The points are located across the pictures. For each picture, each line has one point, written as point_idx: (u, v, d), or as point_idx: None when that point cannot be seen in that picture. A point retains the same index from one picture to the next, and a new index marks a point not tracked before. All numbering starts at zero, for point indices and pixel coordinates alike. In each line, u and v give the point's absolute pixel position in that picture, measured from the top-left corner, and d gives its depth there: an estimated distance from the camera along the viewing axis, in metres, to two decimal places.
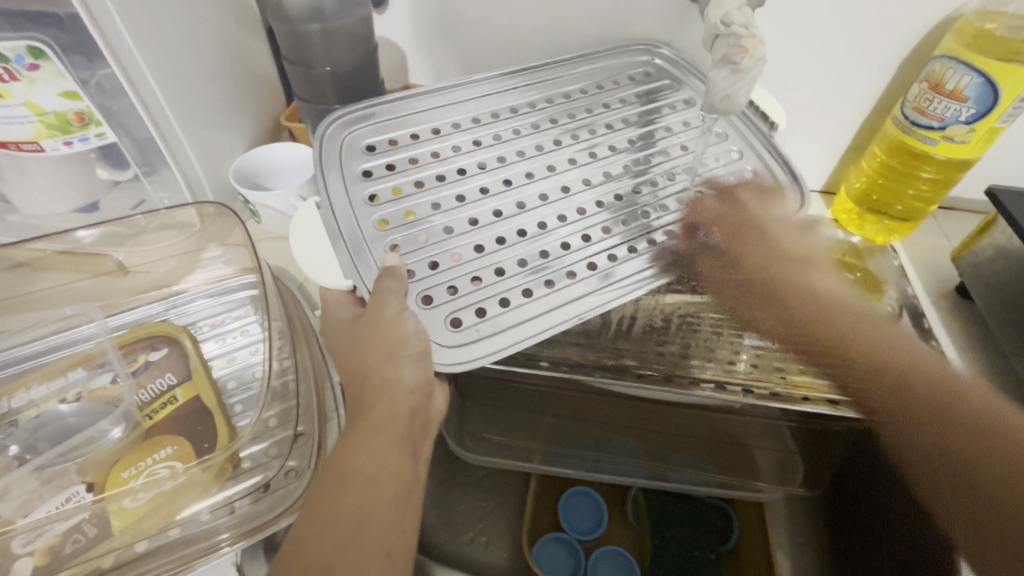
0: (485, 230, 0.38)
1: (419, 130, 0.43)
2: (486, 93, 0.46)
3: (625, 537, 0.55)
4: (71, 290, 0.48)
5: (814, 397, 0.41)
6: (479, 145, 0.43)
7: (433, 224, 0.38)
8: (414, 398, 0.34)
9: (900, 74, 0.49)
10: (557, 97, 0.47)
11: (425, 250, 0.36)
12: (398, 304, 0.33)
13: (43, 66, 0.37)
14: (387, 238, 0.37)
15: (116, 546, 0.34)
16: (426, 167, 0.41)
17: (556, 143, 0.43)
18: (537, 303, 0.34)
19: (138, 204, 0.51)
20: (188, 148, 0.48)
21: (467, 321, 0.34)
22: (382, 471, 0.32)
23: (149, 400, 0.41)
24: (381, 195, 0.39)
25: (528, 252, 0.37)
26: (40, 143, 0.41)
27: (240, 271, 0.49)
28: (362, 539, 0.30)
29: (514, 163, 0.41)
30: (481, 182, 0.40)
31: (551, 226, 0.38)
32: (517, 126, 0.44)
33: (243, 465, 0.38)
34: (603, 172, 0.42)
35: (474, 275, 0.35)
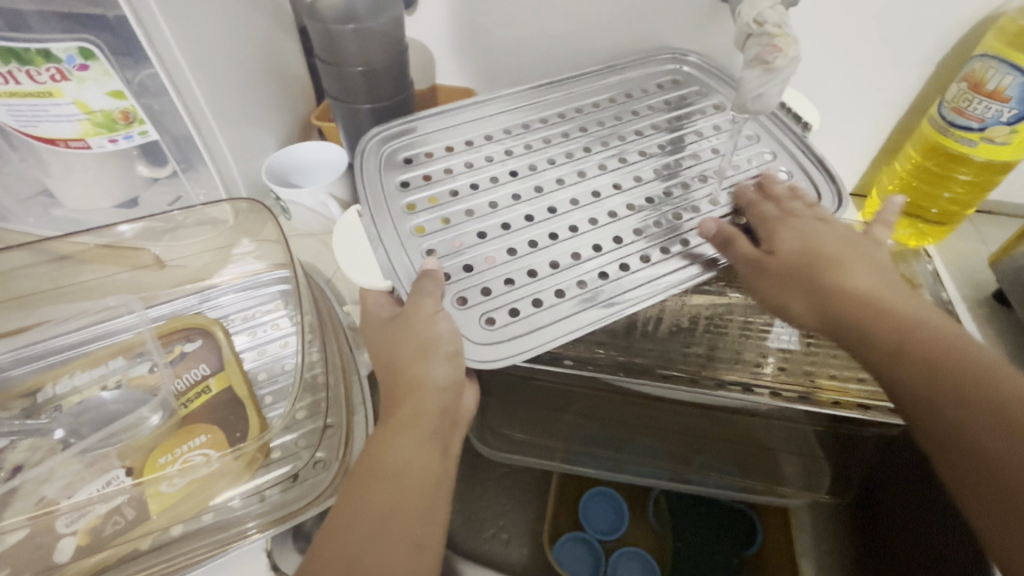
0: (517, 234, 0.38)
1: (453, 142, 0.44)
2: (517, 104, 0.47)
3: (644, 537, 0.54)
4: (112, 282, 0.50)
5: (845, 401, 0.40)
6: (511, 155, 0.43)
7: (468, 230, 0.39)
8: (445, 395, 0.35)
9: (938, 73, 0.48)
10: (587, 107, 0.47)
11: (460, 255, 0.37)
12: (432, 304, 0.34)
13: (93, 66, 0.39)
14: (423, 243, 0.38)
15: (154, 529, 0.35)
16: (459, 176, 0.42)
17: (586, 150, 0.44)
18: (570, 302, 0.35)
19: (174, 200, 0.52)
20: (223, 145, 0.49)
21: (501, 320, 0.35)
22: (412, 466, 0.33)
23: (184, 389, 0.42)
24: (417, 204, 0.40)
25: (560, 254, 0.37)
26: (87, 140, 0.43)
27: (273, 266, 0.50)
28: (390, 534, 0.30)
29: (545, 171, 0.42)
30: (513, 188, 0.41)
31: (582, 230, 0.39)
32: (547, 135, 0.45)
33: (274, 454, 0.39)
34: (635, 176, 0.42)
35: (508, 277, 0.36)
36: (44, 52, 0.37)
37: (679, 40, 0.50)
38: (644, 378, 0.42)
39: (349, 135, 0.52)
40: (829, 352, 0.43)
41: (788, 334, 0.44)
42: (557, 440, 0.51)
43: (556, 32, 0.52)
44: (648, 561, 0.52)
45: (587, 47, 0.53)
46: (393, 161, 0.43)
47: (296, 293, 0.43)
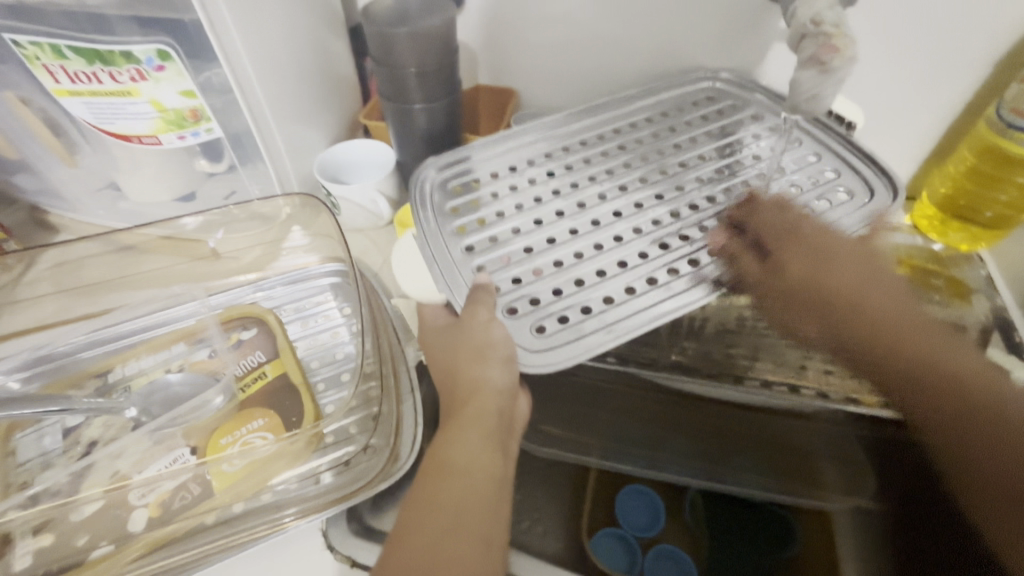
0: (563, 247, 0.39)
1: (497, 168, 0.46)
2: (556, 128, 0.48)
3: (680, 535, 0.54)
4: (172, 271, 0.52)
5: (892, 407, 0.40)
6: (553, 176, 0.45)
7: (515, 246, 0.40)
8: (503, 397, 0.36)
9: (997, 73, 0.47)
10: (624, 127, 0.48)
11: (509, 269, 0.39)
12: (487, 313, 0.36)
13: (168, 67, 0.41)
14: (474, 261, 0.39)
15: (217, 505, 0.38)
16: (504, 200, 0.43)
17: (627, 166, 0.45)
18: (619, 309, 0.36)
19: (230, 194, 0.55)
20: (280, 142, 0.51)
21: (551, 328, 0.36)
22: (479, 464, 0.34)
23: (243, 374, 0.45)
24: (465, 227, 0.41)
25: (606, 262, 0.38)
26: (158, 137, 0.45)
27: (325, 260, 0.52)
28: (464, 530, 0.31)
29: (587, 188, 0.43)
30: (557, 206, 0.42)
31: (628, 239, 0.40)
32: (588, 156, 0.46)
33: (328, 439, 0.41)
34: (677, 188, 0.43)
35: (555, 287, 0.38)
36: (127, 54, 0.40)
37: (730, 38, 0.49)
38: (686, 375, 0.42)
39: (400, 136, 0.53)
40: None
41: None
42: (595, 438, 0.52)
43: (602, 32, 0.52)
44: (682, 558, 0.52)
45: (632, 48, 0.53)
46: (440, 189, 0.44)
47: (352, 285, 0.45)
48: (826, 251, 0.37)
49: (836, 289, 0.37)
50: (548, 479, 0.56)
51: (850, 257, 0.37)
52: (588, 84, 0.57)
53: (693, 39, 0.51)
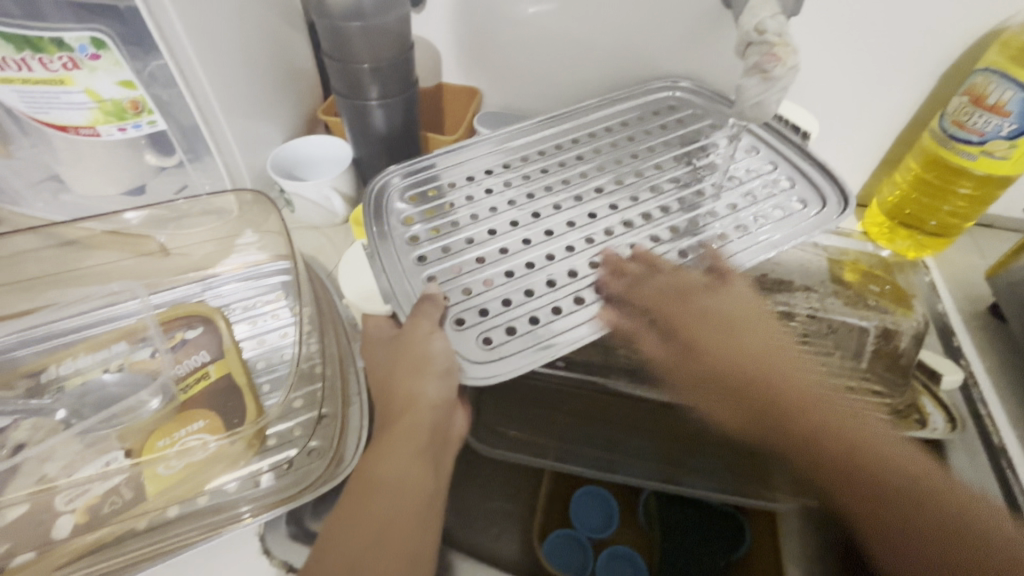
0: (514, 257, 0.39)
1: (454, 177, 0.45)
2: (517, 136, 0.48)
3: (631, 536, 0.56)
4: (118, 268, 0.50)
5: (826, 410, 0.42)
6: (510, 184, 0.44)
7: (467, 256, 0.40)
8: (438, 412, 0.36)
9: (940, 87, 0.48)
10: (584, 137, 0.48)
11: (459, 279, 0.38)
12: (429, 325, 0.35)
13: (103, 56, 0.40)
14: (424, 271, 0.39)
15: (151, 509, 0.36)
16: (458, 210, 0.42)
17: (584, 175, 0.45)
18: (567, 318, 0.36)
19: (180, 189, 0.53)
20: (230, 137, 0.50)
21: (498, 339, 0.36)
22: (407, 481, 0.33)
23: (184, 375, 0.43)
24: (419, 236, 0.41)
25: (557, 273, 0.39)
26: (97, 128, 0.44)
27: (275, 258, 0.50)
28: (389, 547, 0.31)
29: (542, 198, 0.43)
30: (511, 216, 0.42)
31: (579, 250, 0.40)
32: (546, 164, 0.46)
33: (270, 442, 0.40)
34: (632, 198, 0.43)
35: (505, 297, 0.37)
36: (57, 42, 0.38)
37: (687, 44, 0.50)
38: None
39: (356, 132, 0.52)
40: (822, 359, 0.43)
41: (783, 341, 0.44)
42: (551, 438, 0.51)
43: (560, 33, 0.52)
44: (637, 562, 0.52)
45: (591, 52, 0.53)
46: (394, 199, 0.43)
47: (296, 284, 0.44)
48: (709, 314, 0.41)
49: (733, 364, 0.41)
50: (504, 481, 0.56)
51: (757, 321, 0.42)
52: (549, 85, 0.57)
53: (648, 44, 0.51)
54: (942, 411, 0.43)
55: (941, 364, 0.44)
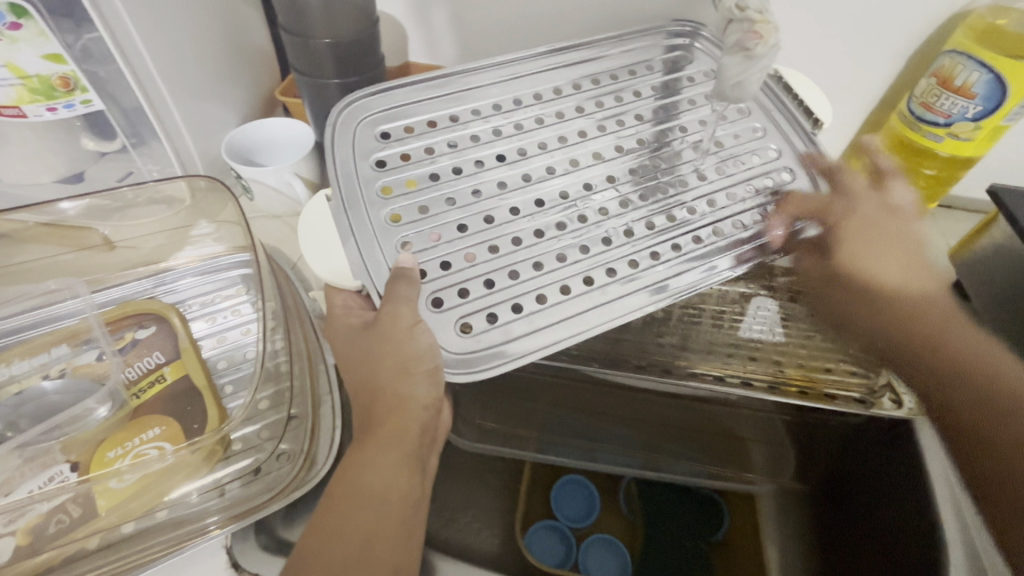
0: (500, 229, 0.35)
1: (437, 117, 0.40)
2: (514, 74, 0.42)
3: (616, 524, 0.55)
4: (55, 263, 0.45)
5: (812, 393, 0.41)
6: (499, 134, 0.39)
7: (447, 221, 0.35)
8: (428, 413, 0.34)
9: (909, 69, 0.49)
10: (584, 83, 0.42)
11: (437, 250, 0.34)
12: (411, 316, 0.31)
13: (26, 25, 0.35)
14: (398, 234, 0.34)
15: (103, 527, 0.33)
16: (441, 158, 0.38)
17: (581, 133, 0.39)
18: (552, 311, 0.32)
19: (125, 176, 0.48)
20: (178, 118, 0.46)
21: (478, 326, 0.32)
22: (392, 487, 0.32)
23: (136, 378, 0.40)
24: (393, 187, 0.36)
25: (545, 254, 0.34)
26: (22, 108, 0.39)
27: (233, 250, 0.47)
28: (369, 556, 0.30)
29: (535, 156, 0.38)
30: (499, 175, 0.37)
31: (571, 228, 0.35)
32: (540, 114, 0.40)
33: (233, 447, 0.37)
34: (631, 168, 0.38)
35: (487, 278, 0.33)
36: None
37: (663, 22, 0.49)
38: (603, 367, 0.42)
39: (316, 113, 0.50)
40: (801, 342, 0.43)
41: (761, 323, 0.44)
42: (533, 429, 0.51)
43: (531, 10, 0.50)
44: (620, 550, 0.53)
45: (565, 29, 0.51)
46: (368, 136, 0.38)
47: (257, 276, 0.41)
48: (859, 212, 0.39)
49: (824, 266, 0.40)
50: (484, 475, 0.55)
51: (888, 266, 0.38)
52: None
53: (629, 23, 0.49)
54: None
55: None
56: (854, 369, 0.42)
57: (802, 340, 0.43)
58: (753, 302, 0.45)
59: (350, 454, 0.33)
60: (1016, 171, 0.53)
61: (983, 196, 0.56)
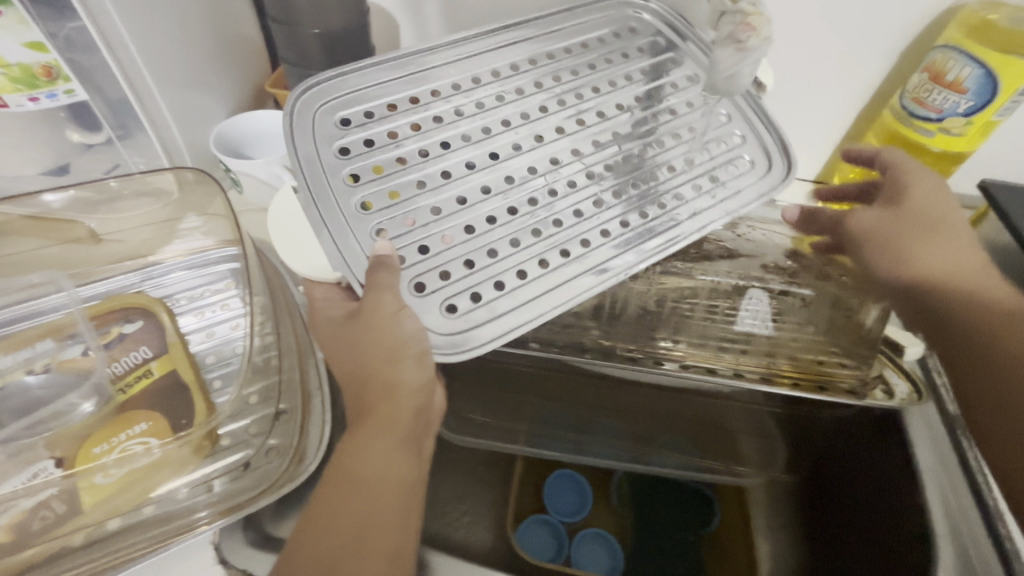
0: (473, 209, 0.34)
1: (395, 97, 0.38)
2: (470, 51, 0.40)
3: (607, 518, 0.55)
4: (39, 257, 0.45)
5: (802, 385, 0.41)
6: (462, 114, 0.38)
7: (420, 204, 0.34)
8: (419, 397, 0.34)
9: (899, 65, 0.49)
10: (542, 58, 0.41)
11: (413, 235, 0.33)
12: (394, 300, 0.31)
13: (6, 12, 0.35)
14: (371, 222, 0.33)
15: (88, 524, 0.33)
16: (405, 141, 0.36)
17: (543, 109, 0.38)
18: (534, 285, 0.33)
19: (111, 168, 0.47)
20: (165, 110, 0.45)
21: (462, 306, 0.32)
22: (385, 472, 0.32)
23: (123, 373, 0.39)
24: (361, 174, 0.35)
25: (521, 230, 0.34)
26: (3, 98, 0.38)
27: (222, 243, 0.46)
28: (366, 540, 0.30)
29: (499, 134, 0.37)
30: (467, 155, 0.36)
31: (543, 202, 0.35)
32: (500, 91, 0.39)
33: (222, 442, 0.37)
34: (593, 141, 0.38)
35: (467, 259, 0.33)
36: None
37: None
38: (595, 357, 0.42)
39: None
40: (792, 335, 0.42)
41: (753, 316, 0.43)
42: (522, 422, 0.51)
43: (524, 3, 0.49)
44: (612, 544, 0.53)
45: None
46: (326, 123, 0.36)
47: (246, 271, 0.41)
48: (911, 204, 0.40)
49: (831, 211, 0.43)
50: (476, 470, 0.55)
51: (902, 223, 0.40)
52: None
53: None
54: (907, 382, 0.42)
55: (903, 336, 0.42)
56: (845, 361, 0.42)
57: (794, 333, 0.43)
58: (748, 295, 0.43)
59: (342, 441, 0.33)
60: (1008, 167, 0.53)
61: (975, 192, 0.56)
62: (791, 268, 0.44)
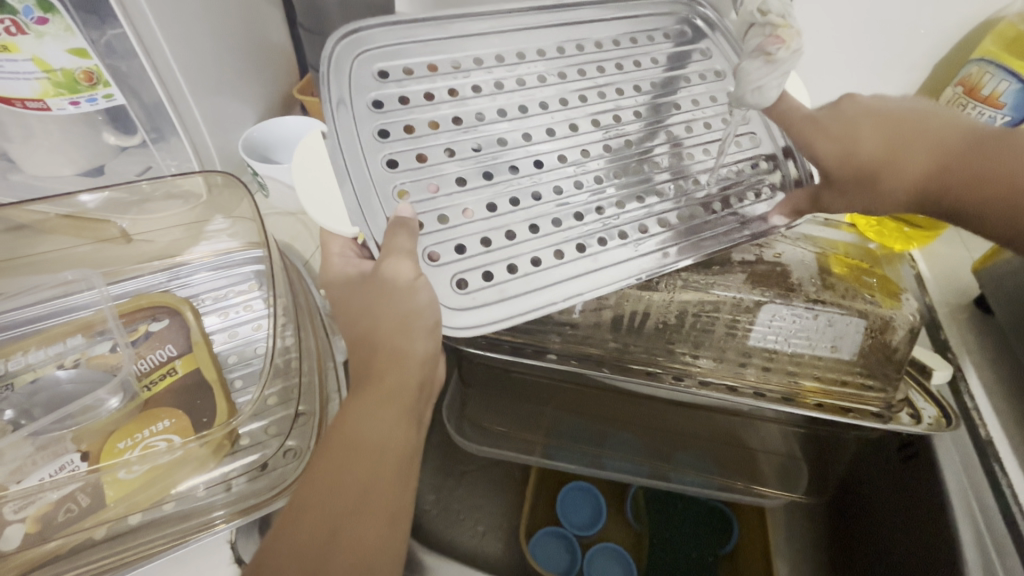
0: (496, 186, 0.34)
1: (438, 59, 0.37)
2: (518, 24, 0.39)
3: (622, 534, 0.54)
4: (75, 255, 0.46)
5: (827, 404, 0.40)
6: (501, 88, 0.37)
7: (445, 172, 0.34)
8: (426, 367, 0.33)
9: (930, 80, 0.48)
10: (588, 44, 0.40)
11: (435, 202, 0.33)
12: (412, 271, 0.31)
13: (52, 20, 0.35)
14: (394, 181, 0.33)
15: (109, 518, 0.33)
16: (442, 105, 0.36)
17: (581, 99, 0.38)
18: (547, 274, 0.33)
19: (144, 170, 0.49)
20: (198, 115, 0.47)
21: (474, 283, 0.33)
22: (389, 438, 0.30)
23: (148, 370, 0.40)
24: (392, 130, 0.35)
25: (540, 216, 0.34)
26: (46, 101, 0.39)
27: (247, 245, 0.47)
28: (368, 506, 0.29)
29: (535, 115, 0.37)
30: (500, 130, 0.36)
31: (567, 193, 0.35)
32: (542, 71, 0.38)
33: (242, 441, 0.37)
34: (623, 140, 0.37)
35: (484, 237, 0.33)
36: None
37: None
38: (613, 372, 0.41)
39: None
40: (816, 354, 0.41)
41: (774, 333, 0.41)
42: (538, 434, 0.50)
43: None
44: (627, 560, 0.52)
45: None
46: (365, 74, 0.36)
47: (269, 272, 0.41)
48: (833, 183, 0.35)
49: (833, 121, 0.34)
50: (490, 478, 0.55)
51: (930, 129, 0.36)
52: None
53: None
54: (934, 405, 0.40)
55: (930, 359, 0.42)
56: (870, 382, 0.41)
57: (818, 350, 0.41)
58: (766, 311, 0.41)
59: (347, 404, 0.31)
60: None
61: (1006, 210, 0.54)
62: (815, 285, 0.42)
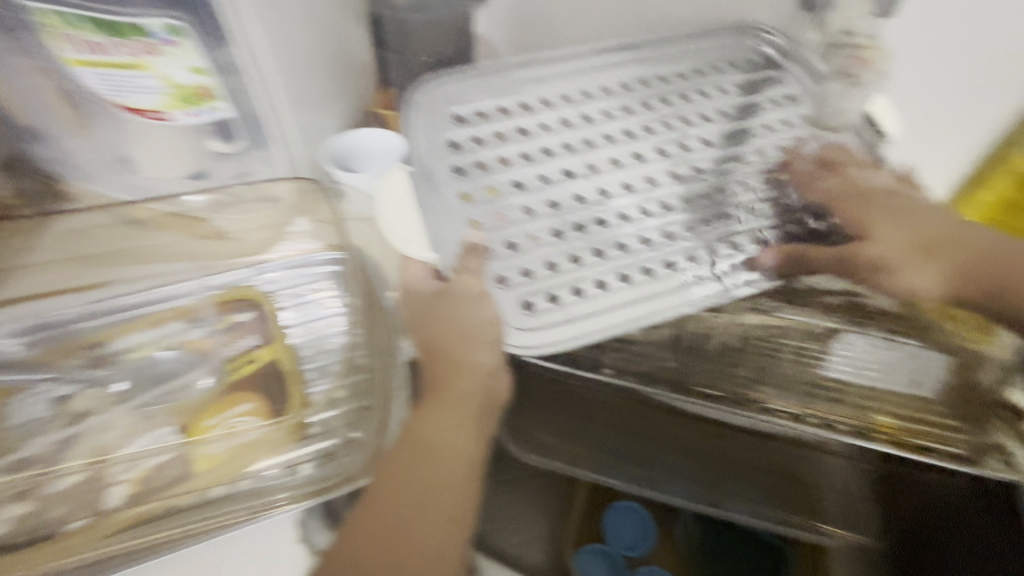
0: (558, 224, 0.43)
1: (523, 122, 0.47)
2: (587, 93, 0.49)
3: None
4: (174, 248, 0.51)
5: (905, 441, 0.39)
6: (570, 146, 0.46)
7: (517, 212, 0.43)
8: (486, 379, 0.39)
9: None
10: (642, 105, 0.49)
11: (505, 232, 0.43)
12: (478, 286, 0.41)
13: (180, 42, 0.40)
14: (471, 213, 0.43)
15: (197, 486, 0.38)
16: (521, 161, 0.46)
17: (636, 155, 0.46)
18: (600, 299, 0.41)
19: (239, 175, 0.52)
20: (293, 123, 0.49)
21: (540, 304, 0.41)
22: (453, 443, 0.37)
23: (233, 357, 0.46)
24: (470, 171, 0.45)
25: (593, 250, 0.43)
26: (167, 113, 0.44)
27: (326, 247, 0.50)
28: (431, 503, 0.35)
29: (597, 169, 0.45)
30: (568, 181, 0.45)
31: (615, 231, 0.43)
32: (606, 131, 0.47)
33: (312, 429, 0.41)
34: (661, 184, 0.45)
35: (548, 263, 0.42)
36: (136, 27, 0.38)
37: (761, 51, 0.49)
38: (677, 391, 0.41)
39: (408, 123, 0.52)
40: (891, 390, 0.40)
41: (847, 363, 0.41)
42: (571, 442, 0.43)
43: None
44: None
45: None
46: (463, 133, 0.46)
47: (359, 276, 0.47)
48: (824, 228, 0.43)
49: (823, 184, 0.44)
50: None
51: (944, 219, 0.42)
52: None
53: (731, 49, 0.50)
54: None
55: None
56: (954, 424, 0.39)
57: (896, 386, 0.40)
58: (840, 338, 0.41)
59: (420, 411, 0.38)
60: None
61: None
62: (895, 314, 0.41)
